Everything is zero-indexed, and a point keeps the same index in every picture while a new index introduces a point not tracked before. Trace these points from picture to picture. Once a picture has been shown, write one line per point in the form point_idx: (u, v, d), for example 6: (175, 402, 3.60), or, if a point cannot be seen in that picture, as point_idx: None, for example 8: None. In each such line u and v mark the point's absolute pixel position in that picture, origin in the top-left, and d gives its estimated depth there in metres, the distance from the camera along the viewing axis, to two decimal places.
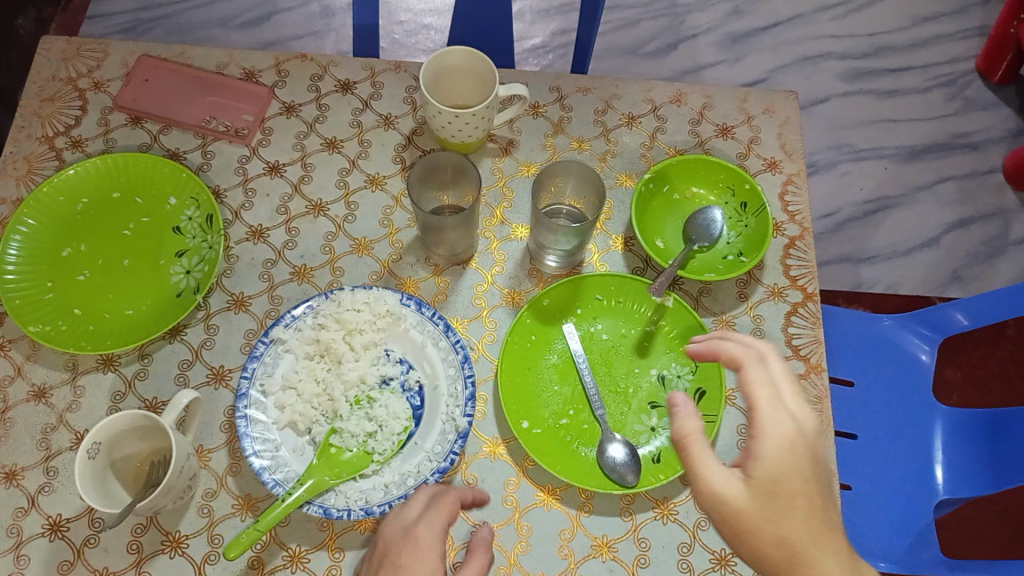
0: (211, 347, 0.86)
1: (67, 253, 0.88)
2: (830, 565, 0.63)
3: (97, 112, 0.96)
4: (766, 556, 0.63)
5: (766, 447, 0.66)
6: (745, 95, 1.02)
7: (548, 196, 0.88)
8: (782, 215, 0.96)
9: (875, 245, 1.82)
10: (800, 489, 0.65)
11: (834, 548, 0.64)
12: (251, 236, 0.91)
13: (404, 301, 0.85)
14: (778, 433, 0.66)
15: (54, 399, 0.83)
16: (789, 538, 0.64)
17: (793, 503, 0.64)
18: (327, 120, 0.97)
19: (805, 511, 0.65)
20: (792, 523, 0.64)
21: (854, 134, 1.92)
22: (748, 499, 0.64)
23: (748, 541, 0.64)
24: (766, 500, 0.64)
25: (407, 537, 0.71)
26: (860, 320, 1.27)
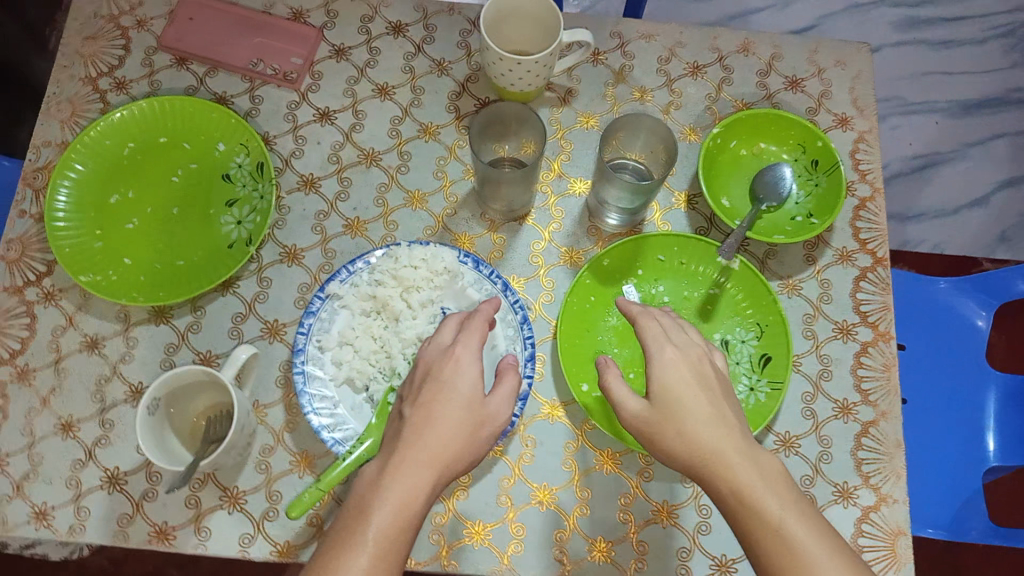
0: (264, 301, 0.84)
1: (116, 200, 0.86)
2: (722, 440, 0.63)
3: (141, 52, 0.92)
4: (674, 455, 0.65)
5: (655, 364, 0.69)
6: (816, 47, 0.97)
7: (613, 148, 0.84)
8: (853, 175, 0.92)
9: (923, 202, 1.78)
10: (689, 393, 0.67)
11: (732, 435, 0.64)
12: (302, 185, 0.88)
13: (462, 258, 0.82)
14: (662, 351, 0.69)
15: (107, 350, 0.83)
16: (685, 431, 0.64)
17: (683, 402, 0.66)
18: (379, 65, 0.93)
19: (701, 406, 0.66)
20: (691, 417, 0.65)
21: (906, 86, 1.86)
22: (647, 408, 0.67)
23: (659, 447, 0.66)
24: (662, 404, 0.66)
25: (446, 357, 0.68)
26: (915, 283, 1.25)
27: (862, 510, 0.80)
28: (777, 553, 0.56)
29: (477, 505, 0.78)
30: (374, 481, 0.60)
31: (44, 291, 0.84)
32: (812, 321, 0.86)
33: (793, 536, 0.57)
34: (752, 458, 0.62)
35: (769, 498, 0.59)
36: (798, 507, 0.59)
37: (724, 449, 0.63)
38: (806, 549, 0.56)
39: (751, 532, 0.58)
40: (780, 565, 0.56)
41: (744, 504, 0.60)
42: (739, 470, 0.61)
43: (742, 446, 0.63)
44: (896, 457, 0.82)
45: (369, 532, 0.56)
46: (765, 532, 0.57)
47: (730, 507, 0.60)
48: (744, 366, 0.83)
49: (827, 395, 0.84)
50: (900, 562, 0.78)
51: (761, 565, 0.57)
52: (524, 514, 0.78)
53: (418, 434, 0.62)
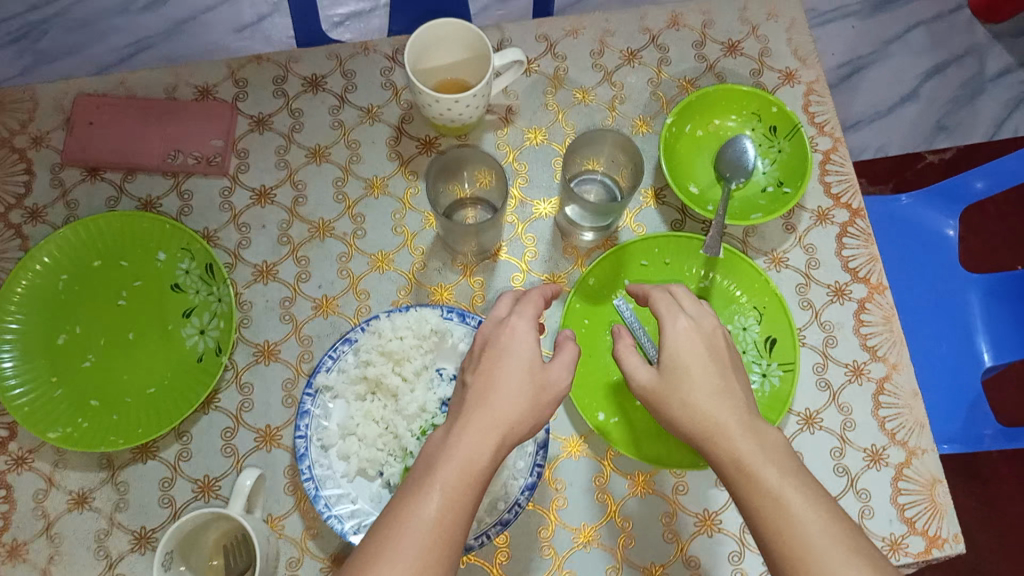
0: (251, 409, 0.79)
1: (66, 340, 0.80)
2: (726, 415, 0.60)
3: (47, 172, 0.85)
4: (680, 426, 0.61)
5: (670, 334, 0.65)
6: (745, 3, 0.94)
7: (573, 165, 0.80)
8: (811, 129, 0.90)
9: (856, 110, 1.69)
10: (701, 364, 0.63)
11: (742, 409, 0.60)
12: (258, 276, 0.83)
13: (447, 315, 0.78)
14: (678, 320, 0.65)
15: (99, 503, 0.77)
16: (691, 402, 0.61)
17: (691, 376, 0.62)
18: (305, 127, 0.87)
19: (708, 379, 0.62)
20: (702, 389, 0.61)
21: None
22: (658, 380, 0.63)
23: (665, 416, 0.63)
24: (670, 374, 0.63)
25: (501, 324, 0.64)
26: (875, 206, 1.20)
27: (896, 469, 0.78)
28: (774, 525, 0.53)
29: (521, 561, 0.75)
30: (440, 444, 0.57)
31: (14, 457, 0.79)
32: (806, 290, 0.84)
33: (792, 507, 0.54)
34: (755, 433, 0.59)
35: (771, 471, 0.56)
36: (799, 477, 0.56)
37: (725, 424, 0.59)
38: (801, 522, 0.53)
39: (751, 503, 0.55)
40: (776, 539, 0.53)
41: (746, 476, 0.56)
42: (744, 440, 0.58)
43: (750, 418, 0.60)
44: (916, 406, 0.80)
45: (434, 486, 0.54)
46: (765, 500, 0.55)
47: (729, 479, 0.57)
48: (752, 354, 0.80)
49: (836, 360, 0.82)
50: (942, 511, 0.76)
51: (758, 535, 0.54)
52: (570, 560, 0.75)
53: (480, 398, 0.60)
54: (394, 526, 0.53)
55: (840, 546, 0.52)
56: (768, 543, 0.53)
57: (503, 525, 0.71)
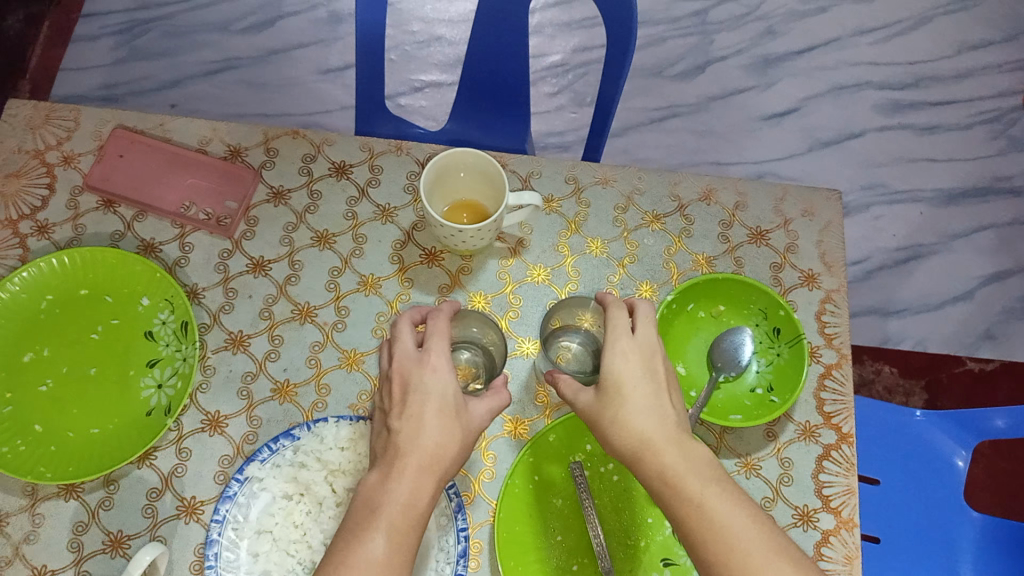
0: (181, 476, 0.78)
1: (30, 359, 0.81)
2: (651, 426, 0.64)
3: (66, 192, 0.88)
4: (612, 443, 0.66)
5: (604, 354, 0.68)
6: (782, 194, 0.93)
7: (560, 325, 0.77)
8: (818, 339, 0.87)
9: (903, 296, 1.57)
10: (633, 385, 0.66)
11: (666, 424, 0.65)
12: (230, 343, 0.83)
13: None
14: (614, 337, 0.68)
15: (10, 529, 0.77)
16: (618, 420, 0.65)
17: (623, 392, 0.66)
18: (319, 210, 0.89)
19: (638, 399, 0.66)
20: (633, 407, 0.65)
21: (887, 173, 1.65)
22: (597, 400, 0.67)
23: (598, 434, 0.67)
24: (601, 394, 0.67)
25: (421, 361, 0.66)
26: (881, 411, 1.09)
27: None
28: (697, 534, 0.59)
29: None
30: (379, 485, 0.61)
31: None
32: (770, 506, 0.80)
33: (715, 514, 0.60)
34: (679, 444, 0.64)
35: (694, 484, 0.61)
36: (718, 485, 0.62)
37: (653, 434, 0.64)
38: (726, 529, 0.59)
39: (678, 514, 0.61)
40: (706, 546, 0.59)
41: (673, 491, 0.62)
42: (667, 455, 0.63)
43: (679, 442, 0.64)
44: None
45: (381, 527, 0.59)
46: (688, 511, 0.60)
47: (657, 492, 0.63)
48: None
49: None
50: None
51: (686, 540, 0.60)
52: None
53: (414, 444, 0.63)
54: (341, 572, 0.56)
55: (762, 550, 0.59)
56: (692, 548, 0.60)
57: None
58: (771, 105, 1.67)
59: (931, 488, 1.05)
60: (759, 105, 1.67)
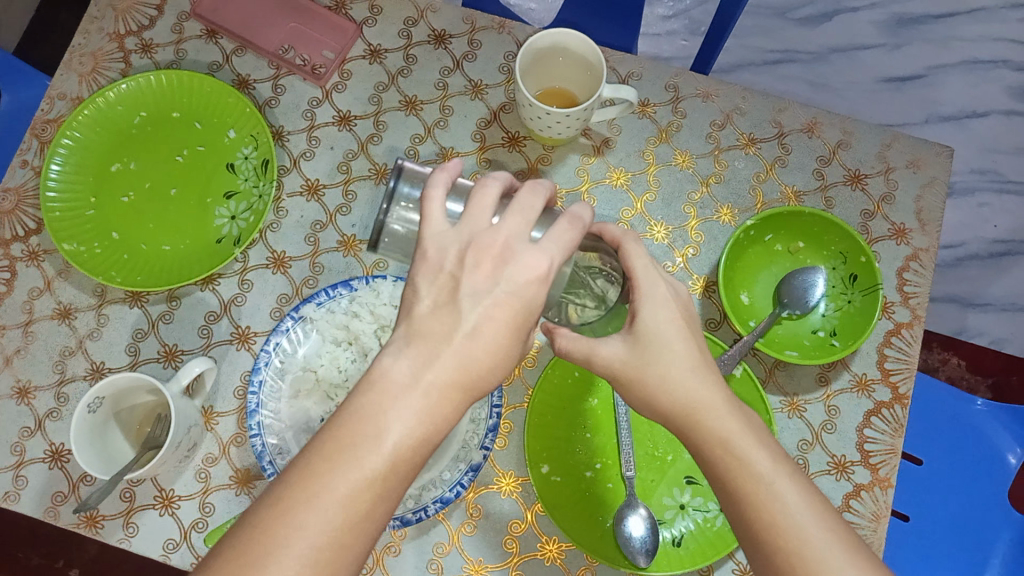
0: (240, 305, 0.81)
1: (117, 170, 0.84)
2: (708, 390, 0.56)
3: (174, 16, 0.90)
4: (654, 401, 0.57)
5: (643, 306, 0.57)
6: (890, 140, 0.87)
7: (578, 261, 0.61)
8: (894, 295, 0.83)
9: (992, 292, 1.44)
10: (680, 336, 0.57)
11: (720, 387, 0.56)
12: (305, 190, 0.85)
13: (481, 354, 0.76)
14: (655, 291, 0.57)
15: (77, 323, 0.81)
16: (667, 376, 0.56)
17: (670, 346, 0.56)
18: (412, 74, 0.88)
19: (686, 355, 0.56)
20: (681, 364, 0.56)
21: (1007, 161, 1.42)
22: (640, 356, 0.57)
23: (637, 391, 0.57)
24: (643, 347, 0.57)
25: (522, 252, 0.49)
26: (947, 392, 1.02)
27: None
28: (767, 518, 0.51)
29: (405, 565, 0.75)
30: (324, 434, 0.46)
31: (29, 250, 0.83)
32: (807, 449, 0.78)
33: (785, 499, 0.52)
34: (738, 411, 0.56)
35: (758, 456, 0.53)
36: (790, 467, 0.54)
37: (712, 401, 0.55)
38: (796, 519, 0.51)
39: (742, 493, 0.53)
40: (769, 538, 0.51)
41: (740, 465, 0.53)
42: (727, 419, 0.55)
43: (730, 405, 0.56)
44: None
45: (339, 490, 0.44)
46: (758, 489, 0.52)
47: (715, 459, 0.54)
48: None
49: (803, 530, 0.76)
50: None
51: (747, 525, 0.52)
52: None
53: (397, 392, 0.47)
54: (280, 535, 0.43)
55: (836, 542, 0.50)
56: (761, 537, 0.52)
57: (400, 521, 0.71)
58: (893, 68, 1.44)
59: (978, 481, 0.97)
60: (884, 67, 1.44)
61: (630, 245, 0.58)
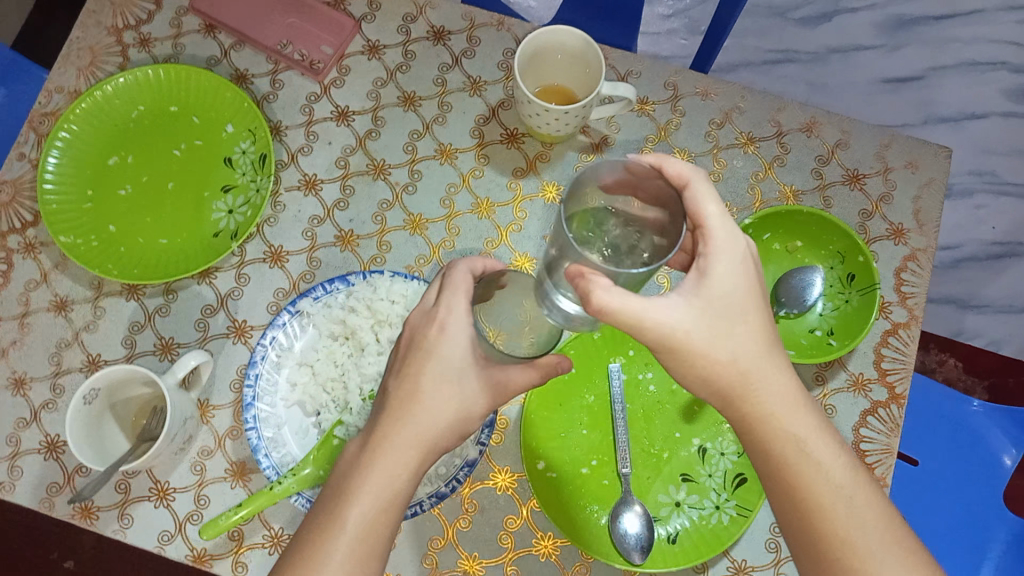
0: (237, 299, 0.81)
1: (114, 162, 0.83)
2: (781, 383, 0.56)
3: (172, 10, 0.90)
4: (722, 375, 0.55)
5: (715, 262, 0.55)
6: (888, 141, 0.88)
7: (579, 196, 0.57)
8: (891, 295, 0.83)
9: (988, 293, 1.44)
10: (744, 304, 0.55)
11: (789, 380, 0.57)
12: (303, 185, 0.84)
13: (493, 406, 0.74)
14: (729, 245, 0.55)
15: (74, 315, 0.81)
16: (740, 355, 0.55)
17: (744, 316, 0.55)
18: (410, 71, 0.88)
19: (756, 331, 0.56)
20: (752, 345, 0.56)
21: (1005, 162, 1.41)
22: (705, 318, 0.55)
23: (700, 367, 0.56)
24: (711, 311, 0.55)
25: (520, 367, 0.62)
26: (941, 392, 1.02)
27: None
28: (839, 525, 0.54)
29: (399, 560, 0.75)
30: (365, 464, 0.57)
31: (26, 241, 0.83)
32: None
33: (858, 509, 0.55)
34: (809, 408, 0.58)
35: (833, 464, 0.56)
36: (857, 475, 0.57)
37: (783, 397, 0.56)
38: (866, 532, 0.54)
39: (814, 496, 0.55)
40: (838, 546, 0.54)
41: (817, 469, 0.55)
42: (800, 418, 0.56)
43: (800, 402, 0.57)
44: None
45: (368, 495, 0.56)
46: (834, 496, 0.55)
47: (789, 458, 0.56)
48: (715, 480, 0.75)
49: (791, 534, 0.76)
50: None
51: (815, 529, 0.55)
52: None
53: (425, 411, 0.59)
54: (320, 537, 0.55)
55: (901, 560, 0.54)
56: (826, 539, 0.54)
57: None
58: (892, 69, 1.45)
59: (973, 482, 0.97)
60: (883, 68, 1.45)
61: (698, 187, 0.56)
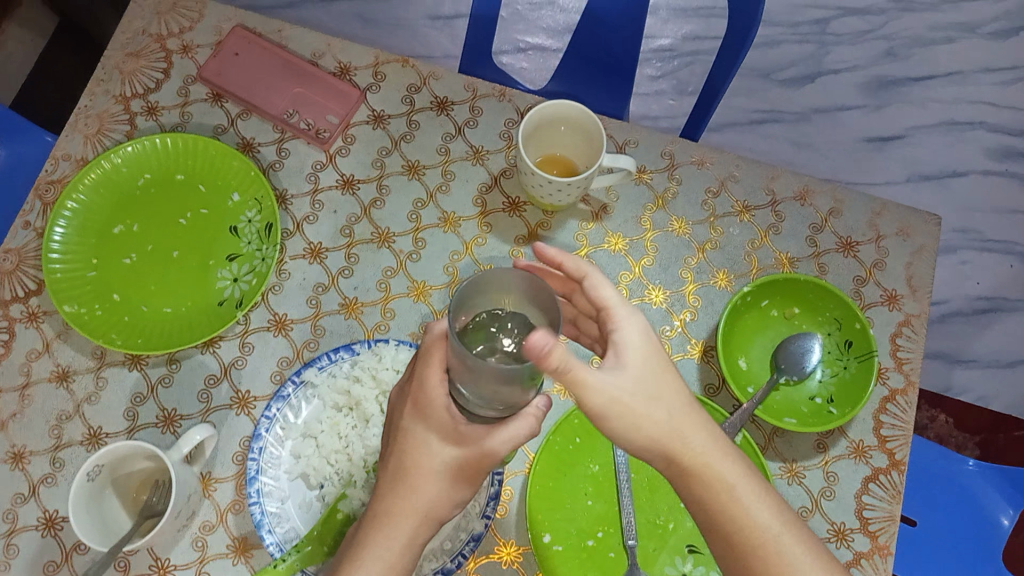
0: (240, 368, 0.81)
1: (119, 232, 0.84)
2: (698, 437, 0.58)
3: (179, 79, 0.91)
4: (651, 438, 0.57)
5: (624, 336, 0.57)
6: (880, 208, 0.90)
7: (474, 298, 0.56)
8: (888, 361, 0.84)
9: (976, 348, 1.44)
10: (659, 370, 0.57)
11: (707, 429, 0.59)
12: (308, 253, 0.85)
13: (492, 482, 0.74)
14: (634, 318, 0.58)
15: (75, 386, 0.80)
16: (665, 418, 0.57)
17: (659, 379, 0.57)
18: (414, 140, 0.90)
19: (675, 391, 0.58)
20: (658, 405, 0.57)
21: (986, 220, 1.47)
22: (623, 381, 0.56)
23: (626, 434, 0.57)
24: (630, 381, 0.56)
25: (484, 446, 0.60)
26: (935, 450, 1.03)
27: None
28: (774, 570, 0.55)
29: None
30: (361, 546, 0.60)
31: (28, 311, 0.83)
32: (807, 516, 0.78)
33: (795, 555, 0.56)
34: (729, 454, 0.59)
35: (762, 508, 0.57)
36: (789, 519, 0.58)
37: (702, 448, 0.57)
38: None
39: (751, 546, 0.56)
40: None
41: (746, 517, 0.56)
42: (721, 464, 0.58)
43: (725, 449, 0.59)
44: None
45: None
46: (768, 545, 0.56)
47: (720, 509, 0.57)
48: None
49: None
50: None
51: None
52: None
53: (418, 484, 0.61)
54: None
55: None
56: None
57: None
58: (875, 128, 1.49)
59: (968, 543, 0.97)
60: (865, 126, 1.49)
61: (597, 278, 0.59)
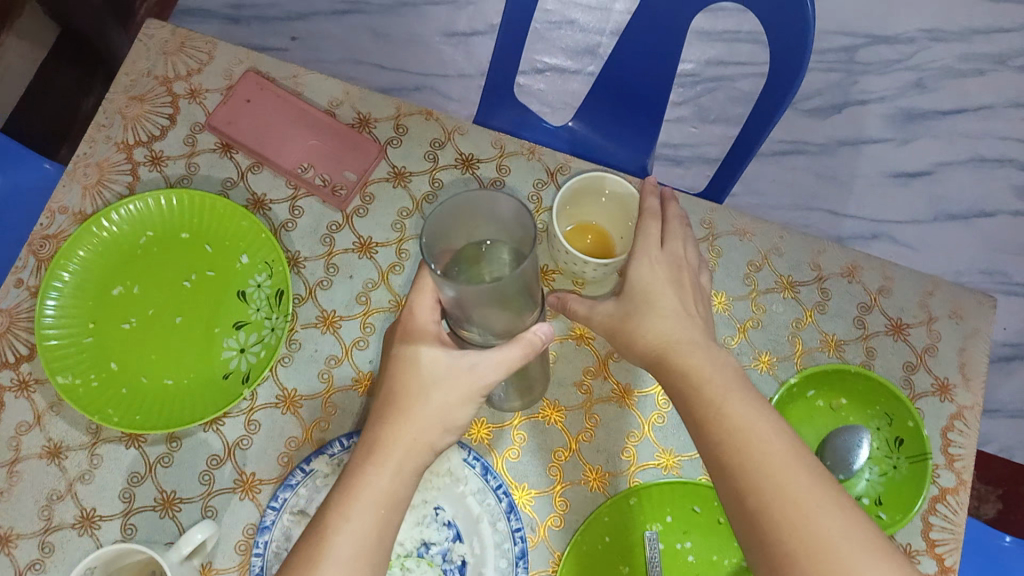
0: (245, 449, 0.75)
1: (118, 296, 0.78)
2: (688, 334, 0.61)
3: (186, 126, 0.85)
4: (637, 350, 0.62)
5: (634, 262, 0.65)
6: (932, 287, 0.84)
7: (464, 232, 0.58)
8: (939, 457, 0.79)
9: (1001, 396, 1.37)
10: (661, 291, 0.63)
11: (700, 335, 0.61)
12: (320, 322, 0.80)
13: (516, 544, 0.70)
14: (647, 246, 0.65)
15: (68, 463, 0.74)
16: (661, 331, 0.61)
17: (656, 298, 0.63)
18: (437, 200, 0.84)
19: (673, 305, 0.63)
20: (660, 311, 0.62)
21: (1013, 262, 1.43)
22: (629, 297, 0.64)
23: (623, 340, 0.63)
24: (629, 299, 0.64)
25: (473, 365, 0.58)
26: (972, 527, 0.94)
27: None
28: (749, 462, 0.52)
29: None
30: (352, 474, 0.56)
31: (20, 378, 0.77)
32: None
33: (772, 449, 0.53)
34: (715, 356, 0.60)
35: (736, 400, 0.56)
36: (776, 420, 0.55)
37: (693, 344, 0.60)
38: (782, 467, 0.52)
39: (725, 439, 0.54)
40: (757, 489, 0.51)
41: (722, 412, 0.55)
42: (702, 358, 0.59)
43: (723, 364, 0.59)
44: None
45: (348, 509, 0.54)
46: (746, 438, 0.54)
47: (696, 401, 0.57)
48: None
49: None
50: None
51: (735, 474, 0.53)
52: None
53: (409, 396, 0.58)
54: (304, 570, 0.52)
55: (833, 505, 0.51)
56: (744, 481, 0.52)
57: None
58: (904, 163, 1.47)
59: None
60: (894, 159, 1.47)
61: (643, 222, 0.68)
